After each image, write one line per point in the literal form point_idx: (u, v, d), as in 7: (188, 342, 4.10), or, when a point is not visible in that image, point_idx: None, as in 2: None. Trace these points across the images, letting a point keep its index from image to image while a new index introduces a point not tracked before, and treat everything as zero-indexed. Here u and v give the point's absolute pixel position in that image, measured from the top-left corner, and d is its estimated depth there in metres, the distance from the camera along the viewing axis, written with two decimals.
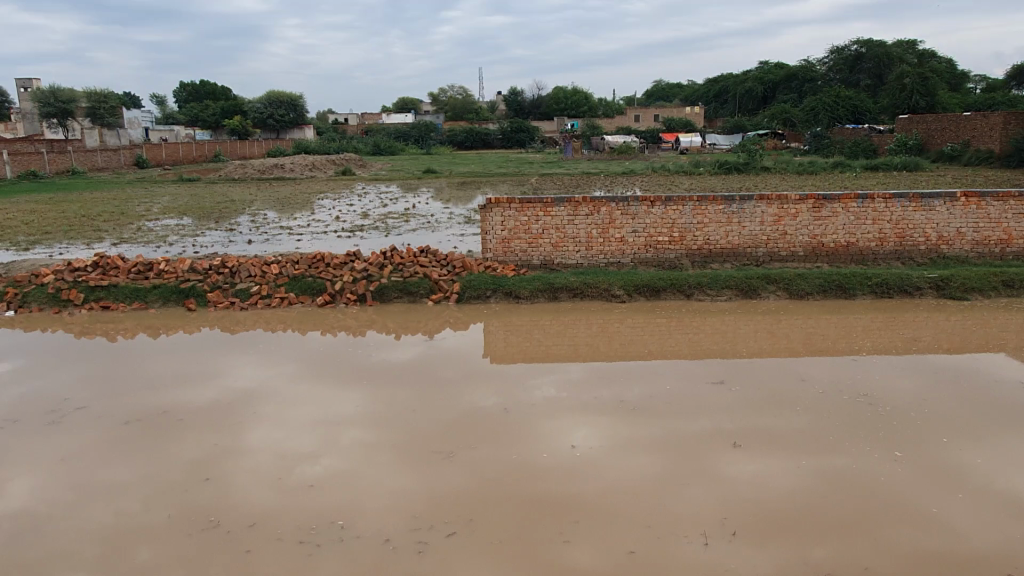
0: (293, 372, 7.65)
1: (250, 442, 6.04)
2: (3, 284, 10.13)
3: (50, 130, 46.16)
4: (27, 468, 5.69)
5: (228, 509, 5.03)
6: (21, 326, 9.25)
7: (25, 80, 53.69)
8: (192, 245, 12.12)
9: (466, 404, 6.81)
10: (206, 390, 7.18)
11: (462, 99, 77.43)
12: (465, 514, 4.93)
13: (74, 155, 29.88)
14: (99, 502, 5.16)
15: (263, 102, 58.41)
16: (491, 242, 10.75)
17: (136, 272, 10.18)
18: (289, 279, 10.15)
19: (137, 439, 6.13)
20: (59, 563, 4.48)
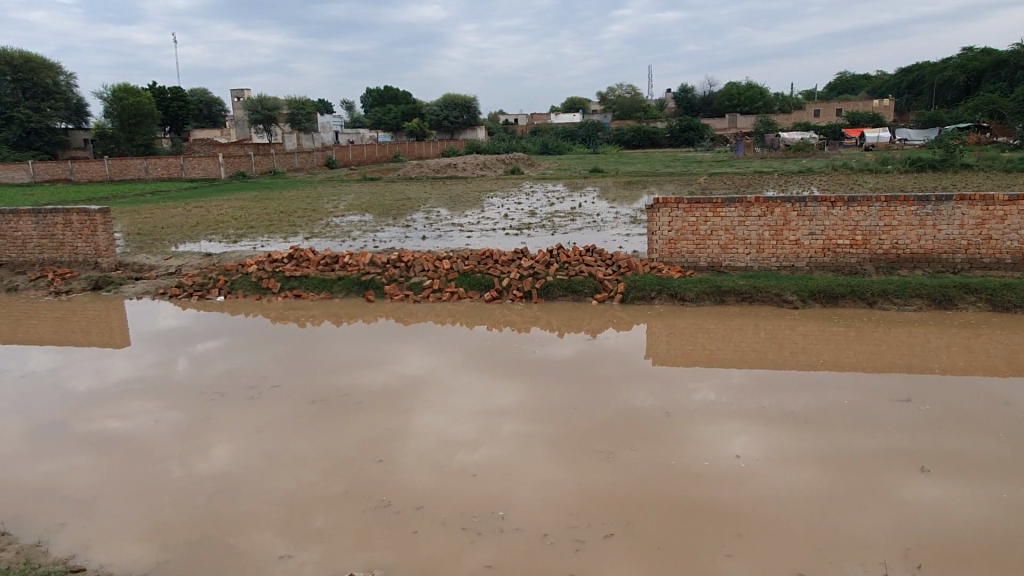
0: (459, 363, 8.00)
1: (419, 426, 6.40)
2: (216, 271, 11.46)
3: (258, 135, 51.58)
4: (231, 436, 6.42)
5: (398, 490, 5.36)
6: (229, 309, 10.44)
7: (239, 91, 60.25)
8: (374, 240, 13.01)
9: (625, 403, 6.77)
10: (381, 376, 7.70)
11: (631, 98, 76.78)
12: (622, 516, 4.91)
13: (276, 157, 33.04)
14: (288, 472, 5.71)
15: (440, 105, 61.67)
16: (658, 242, 10.56)
17: (324, 265, 11.09)
18: (459, 275, 10.60)
19: (321, 417, 6.70)
20: (253, 523, 5.01)
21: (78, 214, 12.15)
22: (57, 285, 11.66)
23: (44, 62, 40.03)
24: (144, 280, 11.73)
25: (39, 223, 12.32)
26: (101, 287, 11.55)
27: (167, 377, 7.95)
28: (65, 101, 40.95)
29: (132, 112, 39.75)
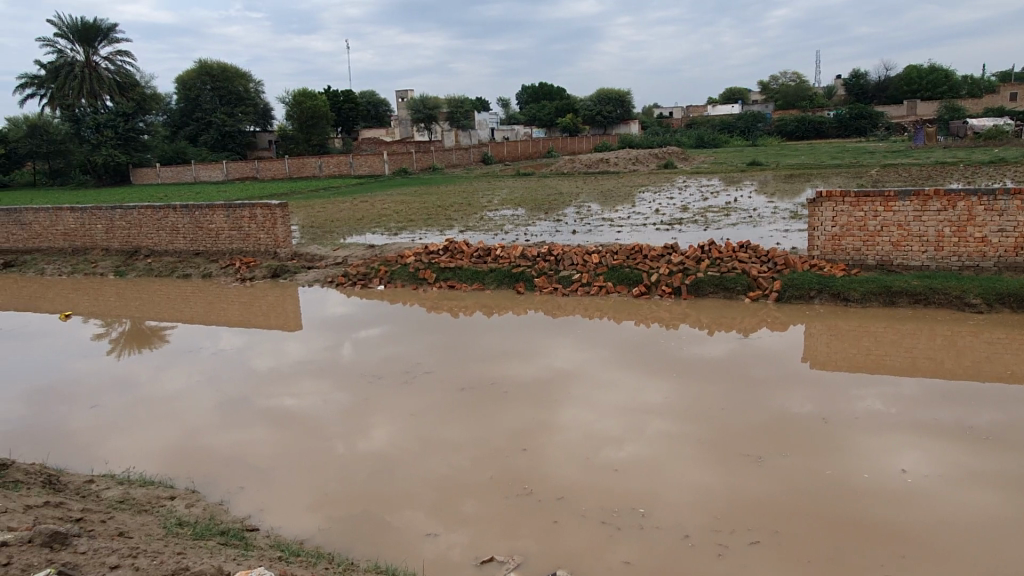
0: (604, 358, 8.01)
1: (563, 419, 6.49)
2: (379, 261, 12.20)
3: (419, 134, 54.19)
4: (387, 418, 6.84)
5: (540, 480, 5.48)
6: (389, 298, 11.08)
7: (404, 92, 63.56)
8: (524, 234, 13.28)
9: (778, 408, 6.47)
10: (527, 368, 7.87)
11: (795, 86, 72.63)
12: (770, 524, 4.71)
13: (435, 154, 34.48)
14: (438, 456, 6.00)
15: (594, 100, 61.50)
16: (819, 238, 9.94)
17: (476, 257, 11.47)
18: (608, 269, 10.57)
19: (470, 405, 6.97)
20: (405, 502, 5.31)
21: (261, 208, 13.39)
22: (243, 273, 12.97)
23: (237, 71, 44.36)
24: (316, 269, 12.73)
25: (229, 217, 13.69)
26: (279, 275, 12.70)
27: (332, 360, 8.60)
28: (254, 106, 45.17)
29: (309, 114, 43.04)
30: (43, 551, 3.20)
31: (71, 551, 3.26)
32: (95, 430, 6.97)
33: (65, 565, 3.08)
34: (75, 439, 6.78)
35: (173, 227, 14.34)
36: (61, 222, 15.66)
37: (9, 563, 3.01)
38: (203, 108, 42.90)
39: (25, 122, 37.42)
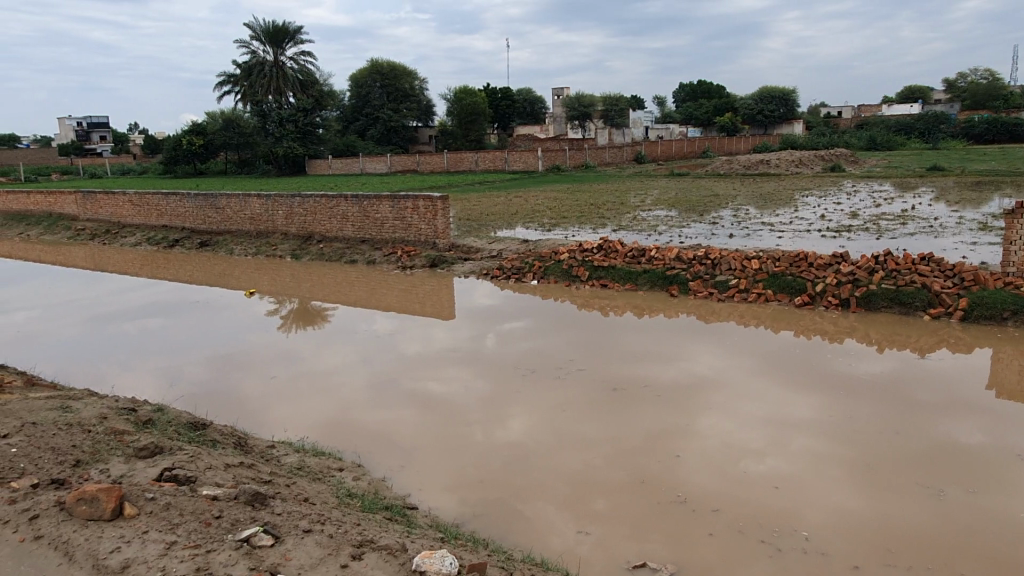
0: (760, 368, 7.65)
1: (715, 428, 6.25)
2: (533, 256, 12.38)
3: (573, 131, 54.39)
4: (535, 411, 6.90)
5: (688, 487, 5.33)
6: (541, 293, 11.25)
7: (559, 90, 64.09)
8: (679, 236, 13.00)
9: (957, 437, 5.91)
10: (678, 371, 7.67)
11: (987, 85, 65.83)
12: (954, 567, 4.29)
13: (588, 151, 34.43)
14: (586, 453, 5.97)
15: (755, 98, 59.31)
16: (1017, 255, 9.00)
17: (630, 257, 11.36)
18: (769, 276, 10.11)
19: (618, 405, 6.89)
20: (551, 495, 5.32)
21: (424, 200, 13.98)
22: (404, 261, 13.65)
23: (404, 69, 46.52)
24: (471, 261, 13.14)
25: (394, 208, 14.41)
26: (437, 265, 13.25)
27: (482, 350, 8.85)
28: (417, 103, 47.33)
29: (469, 110, 44.58)
30: (248, 509, 3.54)
31: (270, 511, 3.58)
32: (270, 398, 7.57)
33: (267, 523, 3.40)
34: (253, 405, 7.40)
35: (344, 215, 15.30)
36: (248, 207, 17.17)
37: (220, 517, 3.36)
38: (371, 104, 45.37)
39: (221, 116, 41.14)
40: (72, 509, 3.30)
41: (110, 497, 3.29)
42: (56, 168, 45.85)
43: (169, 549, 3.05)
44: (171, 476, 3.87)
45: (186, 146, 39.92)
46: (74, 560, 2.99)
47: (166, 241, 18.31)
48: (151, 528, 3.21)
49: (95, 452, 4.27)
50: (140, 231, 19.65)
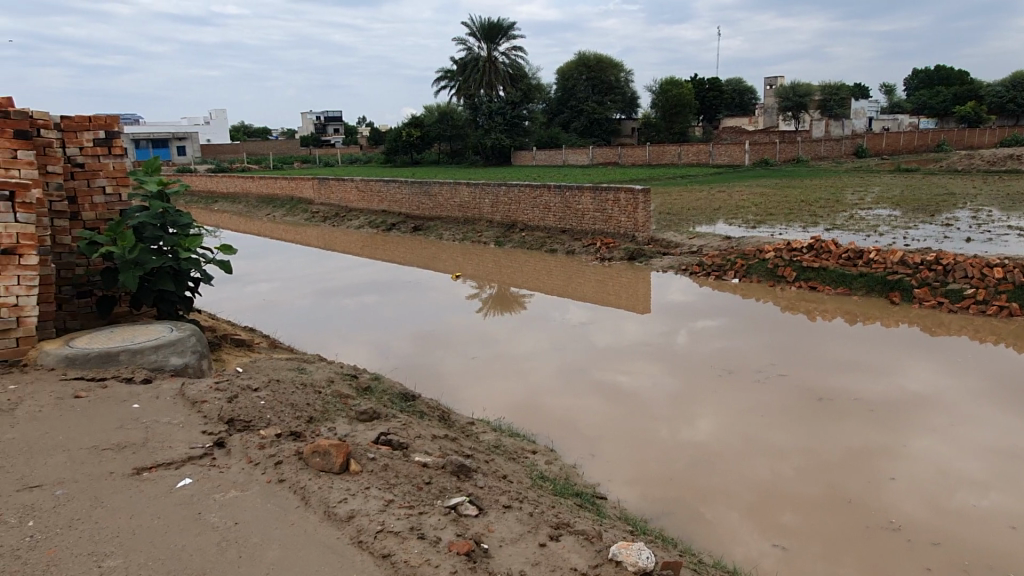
0: (993, 390, 6.77)
1: (933, 452, 5.65)
2: (735, 253, 11.89)
3: (785, 123, 51.30)
4: (725, 413, 6.66)
5: (901, 513, 4.85)
6: (742, 292, 10.79)
7: (773, 79, 60.65)
8: (904, 238, 11.82)
9: None
10: (892, 385, 7.02)
11: None
12: None
13: (800, 145, 32.36)
14: (781, 462, 5.66)
15: (1008, 84, 51.97)
16: None
17: (845, 258, 10.50)
18: (1015, 287, 8.90)
19: (819, 416, 6.45)
20: (738, 501, 5.13)
21: (625, 193, 13.91)
22: (602, 253, 13.72)
23: (610, 61, 46.58)
24: (671, 256, 12.91)
25: (595, 199, 14.49)
26: (635, 258, 13.17)
27: (676, 346, 8.66)
28: (622, 94, 47.18)
29: (674, 102, 43.59)
30: (454, 478, 3.90)
31: (474, 483, 3.90)
32: (467, 376, 7.98)
33: (473, 495, 3.67)
34: (452, 382, 7.84)
35: (546, 205, 15.67)
36: (458, 195, 18.13)
37: (430, 483, 3.71)
38: (576, 96, 45.89)
39: (437, 109, 43.80)
40: (308, 460, 3.77)
41: (339, 452, 3.74)
42: (298, 157, 51.52)
43: (387, 506, 3.36)
44: (387, 441, 4.32)
45: (406, 139, 43.24)
46: (310, 504, 3.40)
47: (385, 226, 19.91)
48: (372, 485, 3.58)
49: (324, 411, 4.94)
50: (363, 215, 21.52)
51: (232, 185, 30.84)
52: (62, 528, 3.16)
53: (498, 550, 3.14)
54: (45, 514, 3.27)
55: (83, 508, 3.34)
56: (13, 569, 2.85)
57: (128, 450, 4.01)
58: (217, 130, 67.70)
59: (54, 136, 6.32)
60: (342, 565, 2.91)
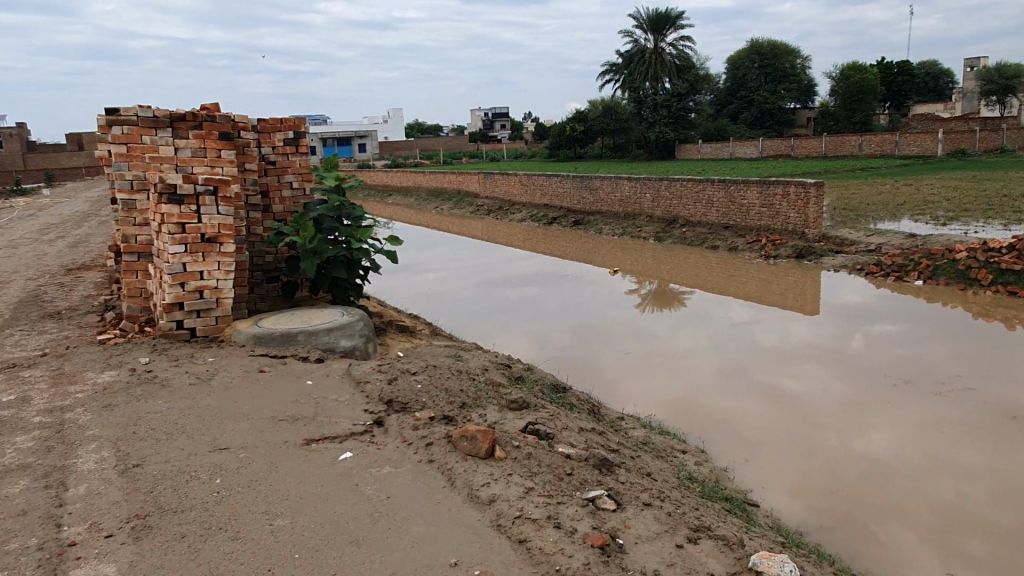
0: None
1: None
2: (919, 253, 10.86)
3: (989, 109, 45.91)
4: (901, 426, 6.14)
5: None
6: (926, 296, 9.85)
7: (977, 60, 54.44)
8: None
9: None
10: None
11: None
12: None
13: (1008, 132, 28.00)
14: (963, 484, 5.13)
15: None
16: None
17: None
18: None
19: (1013, 436, 5.76)
20: (908, 522, 4.72)
21: (795, 187, 13.14)
22: (767, 250, 13.08)
23: (786, 47, 44.09)
24: (845, 254, 12.04)
25: (762, 193, 13.82)
26: (804, 256, 12.43)
27: (847, 350, 8.09)
28: (798, 82, 44.45)
29: (857, 89, 40.41)
30: (595, 472, 3.95)
31: (615, 478, 3.93)
32: (620, 371, 7.95)
33: (612, 490, 3.70)
34: (605, 375, 7.84)
35: (710, 200, 15.17)
36: (619, 189, 18.00)
37: (571, 475, 3.79)
38: (748, 86, 43.86)
39: (601, 103, 43.62)
40: (456, 443, 3.97)
41: (485, 438, 3.91)
42: (466, 152, 53.46)
43: (527, 493, 3.46)
44: (533, 430, 4.45)
45: (569, 133, 43.55)
46: (455, 485, 3.57)
47: (546, 220, 20.21)
48: (514, 472, 3.70)
49: (476, 397, 5.16)
50: (525, 209, 21.97)
51: (405, 179, 32.62)
52: (242, 487, 3.55)
53: (634, 546, 3.14)
54: (230, 474, 3.69)
55: (260, 471, 3.74)
56: (202, 519, 3.25)
57: (300, 421, 4.41)
58: (393, 128, 71.86)
59: (251, 136, 7.00)
60: (481, 545, 3.04)
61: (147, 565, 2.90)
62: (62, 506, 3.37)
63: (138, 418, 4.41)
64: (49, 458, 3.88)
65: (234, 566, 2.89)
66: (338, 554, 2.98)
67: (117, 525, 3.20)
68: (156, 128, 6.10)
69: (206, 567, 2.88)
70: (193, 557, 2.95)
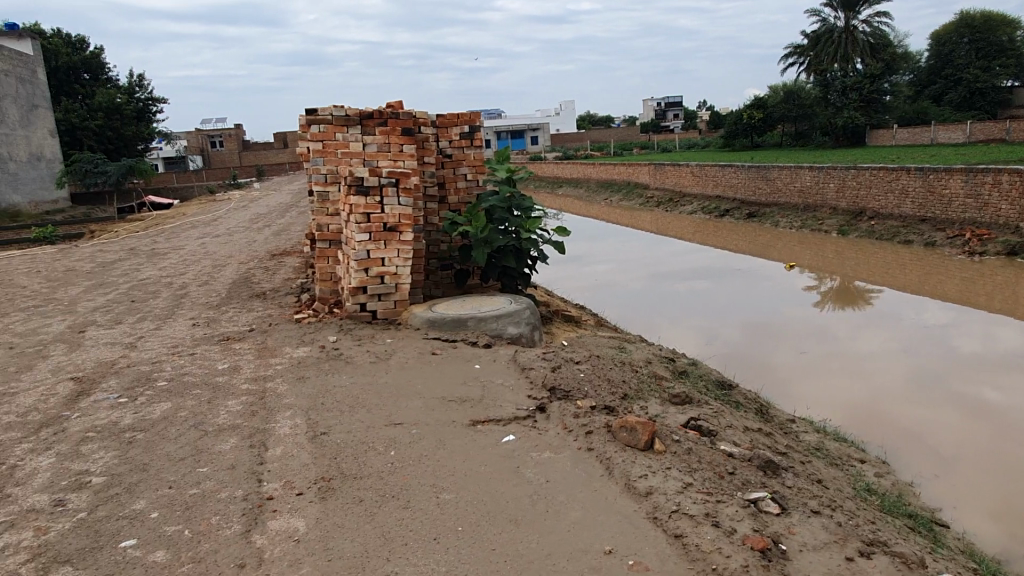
0: None
1: None
2: None
3: None
4: None
5: None
6: None
7: None
8: None
9: None
10: None
11: None
12: None
13: None
14: None
15: None
16: None
17: None
18: None
19: None
20: None
21: (1009, 174, 11.67)
22: (972, 246, 11.77)
23: (1004, 17, 39.16)
24: None
25: (968, 182, 12.43)
26: (1017, 253, 11.04)
27: None
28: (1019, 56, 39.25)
29: None
30: (760, 474, 3.82)
31: (781, 481, 3.78)
32: (794, 372, 7.53)
33: (777, 493, 3.55)
34: (777, 375, 7.46)
35: (904, 190, 13.88)
36: (799, 179, 16.96)
37: (734, 474, 3.70)
38: (956, 63, 39.43)
39: (782, 88, 41.15)
40: (616, 434, 4.00)
41: (645, 431, 3.90)
42: (637, 143, 52.71)
43: (686, 488, 3.41)
44: (695, 426, 4.38)
45: (747, 120, 41.15)
46: (613, 474, 3.60)
47: (719, 211, 19.51)
48: (674, 466, 3.66)
49: (638, 390, 5.15)
50: (697, 200, 21.33)
51: (576, 171, 32.83)
52: (413, 460, 3.81)
53: (798, 553, 3.00)
54: (403, 447, 3.97)
55: (430, 447, 3.98)
56: (377, 486, 3.53)
57: (467, 403, 4.64)
58: (565, 121, 72.46)
59: (430, 131, 7.40)
60: (636, 535, 3.04)
61: (330, 522, 3.20)
62: (262, 464, 3.80)
63: (326, 390, 4.86)
64: (253, 420, 4.39)
65: (404, 531, 3.11)
66: (498, 531, 3.11)
67: (306, 485, 3.56)
68: (348, 126, 6.65)
69: (380, 530, 3.13)
70: (369, 520, 3.21)
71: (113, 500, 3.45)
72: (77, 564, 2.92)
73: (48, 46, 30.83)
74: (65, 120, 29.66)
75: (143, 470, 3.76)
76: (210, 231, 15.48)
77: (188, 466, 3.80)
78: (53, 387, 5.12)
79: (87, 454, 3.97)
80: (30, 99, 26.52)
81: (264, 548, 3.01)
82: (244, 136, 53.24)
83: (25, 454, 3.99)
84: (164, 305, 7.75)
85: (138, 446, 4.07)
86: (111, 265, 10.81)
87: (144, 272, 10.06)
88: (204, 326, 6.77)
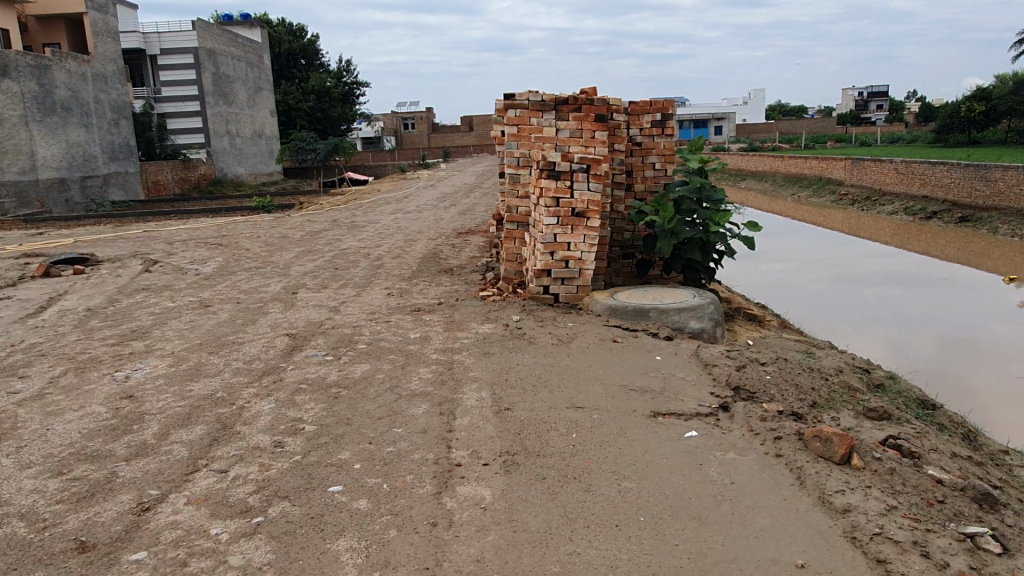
0: None
1: None
2: None
3: None
4: None
5: None
6: None
7: None
8: None
9: None
10: None
11: None
12: None
13: None
14: None
15: None
16: None
17: None
18: None
19: None
20: None
21: None
22: None
23: None
24: None
25: None
26: None
27: None
28: None
29: None
30: (974, 506, 3.42)
31: (1000, 518, 3.36)
32: (1003, 397, 6.62)
33: (997, 530, 3.19)
34: (980, 398, 6.62)
35: None
36: None
37: (943, 503, 3.35)
38: None
39: (1012, 80, 36.36)
40: (809, 443, 3.79)
41: (841, 443, 3.66)
42: (832, 136, 48.96)
43: (889, 512, 3.16)
44: (896, 445, 4.04)
45: (964, 114, 35.97)
46: (805, 486, 3.41)
47: (924, 213, 17.72)
48: (874, 485, 3.41)
49: (829, 399, 4.83)
50: (900, 199, 19.46)
51: (762, 164, 31.19)
52: (594, 446, 3.84)
53: None
54: (585, 431, 4.02)
55: (611, 434, 3.99)
56: (560, 467, 3.60)
57: (648, 394, 4.60)
58: (752, 109, 68.80)
59: (623, 118, 7.30)
60: (832, 554, 2.87)
61: (514, 496, 3.31)
62: (451, 432, 4.00)
63: (510, 367, 5.02)
64: (443, 389, 4.65)
65: (586, 513, 3.16)
66: (681, 527, 3.07)
67: (492, 457, 3.70)
68: (543, 110, 6.76)
69: (562, 510, 3.19)
70: (553, 499, 3.29)
71: (323, 447, 3.80)
72: (294, 501, 3.26)
73: (275, 34, 34.33)
74: (283, 101, 32.88)
75: (347, 424, 4.10)
76: (402, 207, 16.51)
77: (387, 425, 4.10)
78: (272, 341, 5.73)
79: (300, 404, 4.40)
80: (256, 83, 29.61)
81: (454, 511, 3.18)
82: (434, 121, 56.10)
83: (250, 398, 4.49)
84: (363, 274, 8.37)
85: (343, 401, 4.44)
86: (318, 235, 11.83)
87: (345, 242, 10.91)
88: (397, 296, 7.24)
